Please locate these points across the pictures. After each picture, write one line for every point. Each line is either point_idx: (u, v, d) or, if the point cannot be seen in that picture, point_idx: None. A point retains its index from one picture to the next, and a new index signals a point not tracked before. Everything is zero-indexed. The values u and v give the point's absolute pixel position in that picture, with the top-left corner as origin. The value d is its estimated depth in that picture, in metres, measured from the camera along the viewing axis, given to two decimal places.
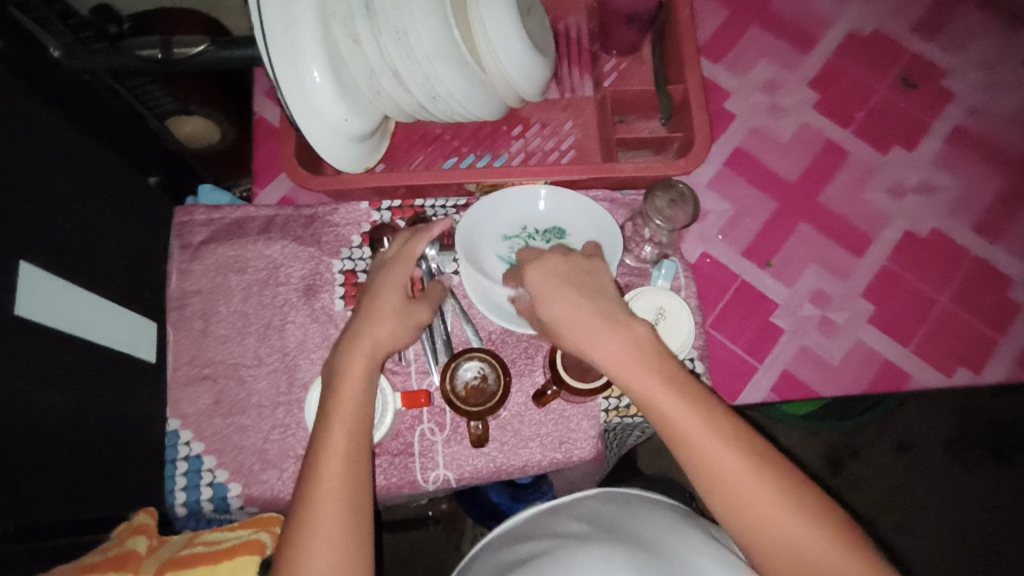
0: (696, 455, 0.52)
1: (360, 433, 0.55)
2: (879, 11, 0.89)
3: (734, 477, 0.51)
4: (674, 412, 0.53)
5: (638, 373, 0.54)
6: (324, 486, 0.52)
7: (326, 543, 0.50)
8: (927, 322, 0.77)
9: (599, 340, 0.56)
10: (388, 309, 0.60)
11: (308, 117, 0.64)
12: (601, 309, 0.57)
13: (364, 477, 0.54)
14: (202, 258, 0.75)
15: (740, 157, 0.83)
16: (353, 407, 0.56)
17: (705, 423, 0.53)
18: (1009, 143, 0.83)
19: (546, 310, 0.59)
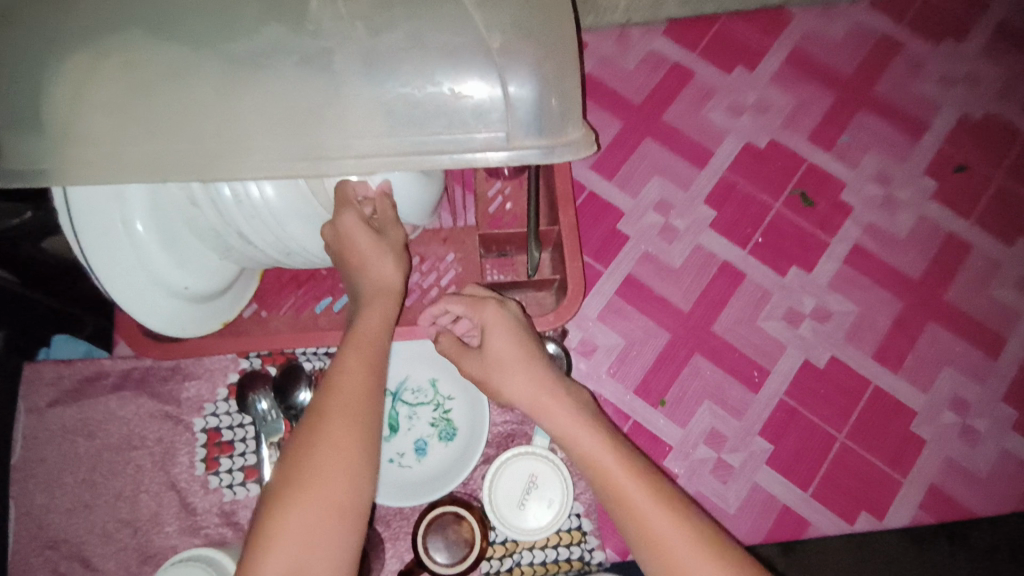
0: (621, 499, 0.53)
1: (364, 406, 0.51)
2: (775, 122, 0.86)
3: (668, 534, 0.51)
4: (608, 463, 0.55)
5: (569, 417, 0.58)
6: (322, 436, 0.49)
7: (305, 505, 0.47)
8: (826, 462, 0.73)
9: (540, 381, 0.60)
10: (371, 250, 0.60)
11: (136, 292, 0.61)
12: (537, 362, 0.61)
13: (372, 436, 0.51)
14: (48, 422, 0.70)
15: (631, 285, 0.79)
16: (360, 354, 0.55)
17: (643, 481, 0.53)
18: (908, 262, 0.80)
19: (492, 340, 0.61)
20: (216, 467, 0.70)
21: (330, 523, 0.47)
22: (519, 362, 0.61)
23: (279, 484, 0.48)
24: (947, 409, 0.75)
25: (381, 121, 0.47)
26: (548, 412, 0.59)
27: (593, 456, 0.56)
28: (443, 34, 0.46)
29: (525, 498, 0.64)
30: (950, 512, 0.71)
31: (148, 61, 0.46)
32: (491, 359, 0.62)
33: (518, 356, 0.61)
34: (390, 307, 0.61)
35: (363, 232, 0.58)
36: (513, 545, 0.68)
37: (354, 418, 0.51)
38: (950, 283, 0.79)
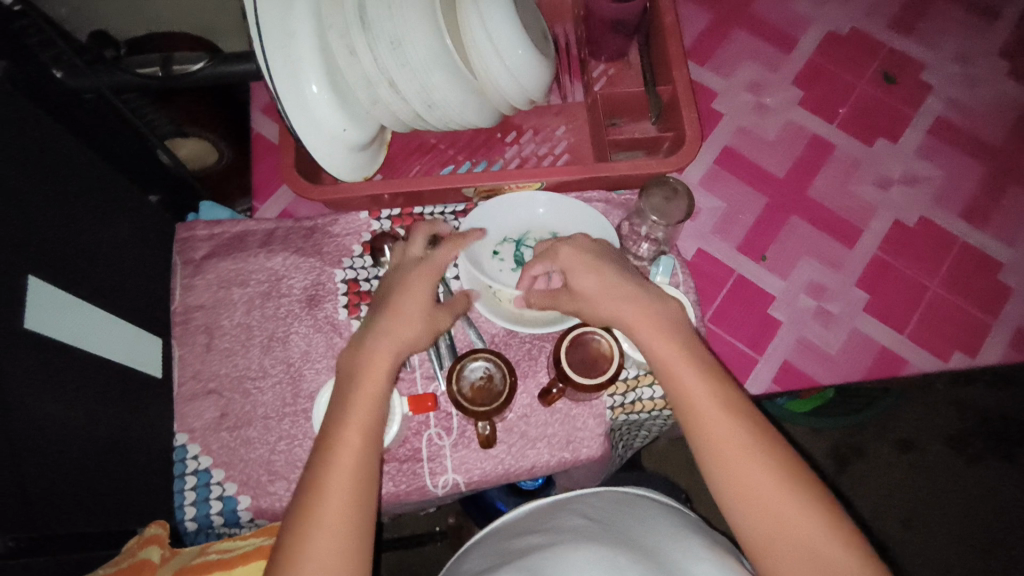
0: (704, 429, 0.58)
1: (368, 448, 0.58)
2: (856, 11, 0.92)
3: (721, 425, 0.58)
4: (694, 388, 0.60)
5: (660, 340, 0.62)
6: (337, 474, 0.56)
7: (334, 530, 0.54)
8: (920, 309, 0.79)
9: (623, 306, 0.63)
10: (407, 307, 0.64)
11: (305, 124, 0.66)
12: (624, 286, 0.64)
13: (372, 459, 0.58)
14: (204, 273, 0.76)
15: (729, 156, 0.85)
16: (371, 407, 0.60)
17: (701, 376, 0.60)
18: (988, 133, 0.85)
19: (582, 280, 0.64)
20: (358, 312, 0.76)
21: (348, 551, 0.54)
22: (607, 284, 0.64)
23: (308, 506, 0.55)
24: None
25: None
26: (646, 328, 0.62)
27: (669, 366, 0.61)
28: None
29: None
30: None
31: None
32: (584, 299, 0.65)
33: (612, 281, 0.64)
34: (401, 347, 0.63)
35: (400, 286, 0.65)
36: (635, 381, 0.74)
37: (363, 443, 0.58)
38: None
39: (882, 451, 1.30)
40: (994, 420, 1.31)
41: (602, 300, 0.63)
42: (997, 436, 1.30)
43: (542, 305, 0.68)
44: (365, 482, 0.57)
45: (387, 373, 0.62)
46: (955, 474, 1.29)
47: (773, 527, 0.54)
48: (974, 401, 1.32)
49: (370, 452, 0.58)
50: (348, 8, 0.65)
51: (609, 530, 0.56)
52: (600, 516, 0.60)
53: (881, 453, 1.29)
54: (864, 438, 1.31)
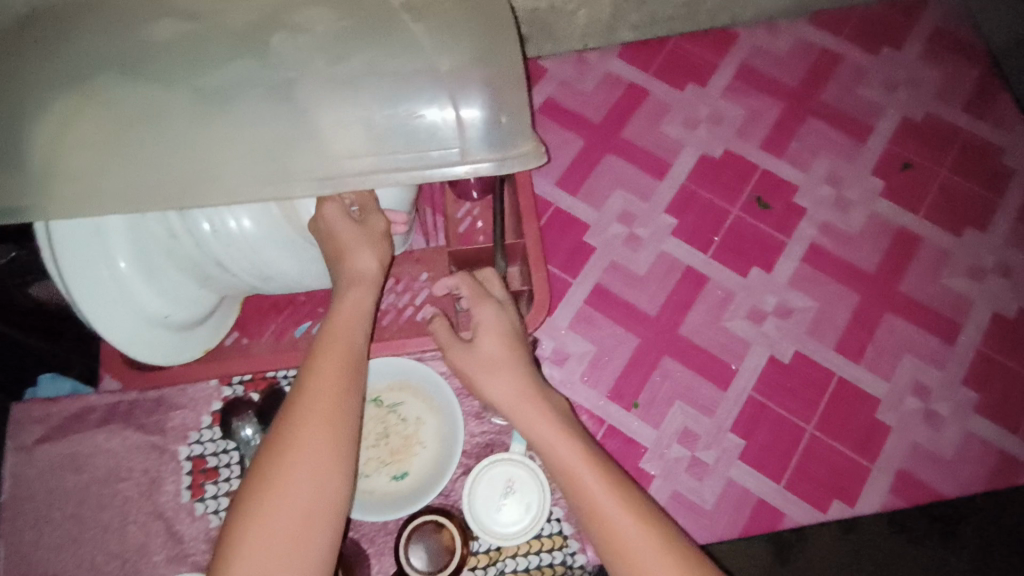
0: (607, 540, 0.53)
1: (340, 413, 0.51)
2: (728, 132, 0.91)
3: (631, 533, 0.52)
4: (600, 500, 0.54)
5: (557, 437, 0.58)
6: (296, 452, 0.48)
7: (298, 488, 0.47)
8: (797, 454, 0.75)
9: (530, 400, 0.61)
10: (354, 239, 0.58)
11: (117, 323, 0.61)
12: (517, 360, 0.63)
13: (348, 440, 0.50)
14: (37, 460, 0.72)
15: (600, 294, 0.82)
16: (341, 341, 0.55)
17: (615, 481, 0.55)
18: (862, 257, 0.84)
19: (485, 342, 0.63)
20: (202, 493, 0.72)
21: (312, 513, 0.48)
22: (493, 364, 0.63)
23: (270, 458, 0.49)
24: (909, 396, 0.78)
25: (349, 132, 0.49)
26: (537, 416, 0.60)
27: (572, 471, 0.56)
28: (402, 59, 0.50)
29: (502, 502, 0.67)
30: (919, 494, 0.74)
31: (121, 103, 0.48)
32: (478, 359, 0.63)
33: (499, 359, 0.63)
34: (368, 296, 0.59)
35: (349, 228, 0.58)
36: (497, 553, 0.69)
37: (330, 404, 0.51)
38: (904, 275, 0.83)
39: None
40: None
41: (495, 373, 0.62)
42: None
43: (442, 343, 0.66)
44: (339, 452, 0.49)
45: (357, 335, 0.56)
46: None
47: None
48: None
49: (342, 427, 0.50)
50: None
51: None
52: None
53: None
54: None
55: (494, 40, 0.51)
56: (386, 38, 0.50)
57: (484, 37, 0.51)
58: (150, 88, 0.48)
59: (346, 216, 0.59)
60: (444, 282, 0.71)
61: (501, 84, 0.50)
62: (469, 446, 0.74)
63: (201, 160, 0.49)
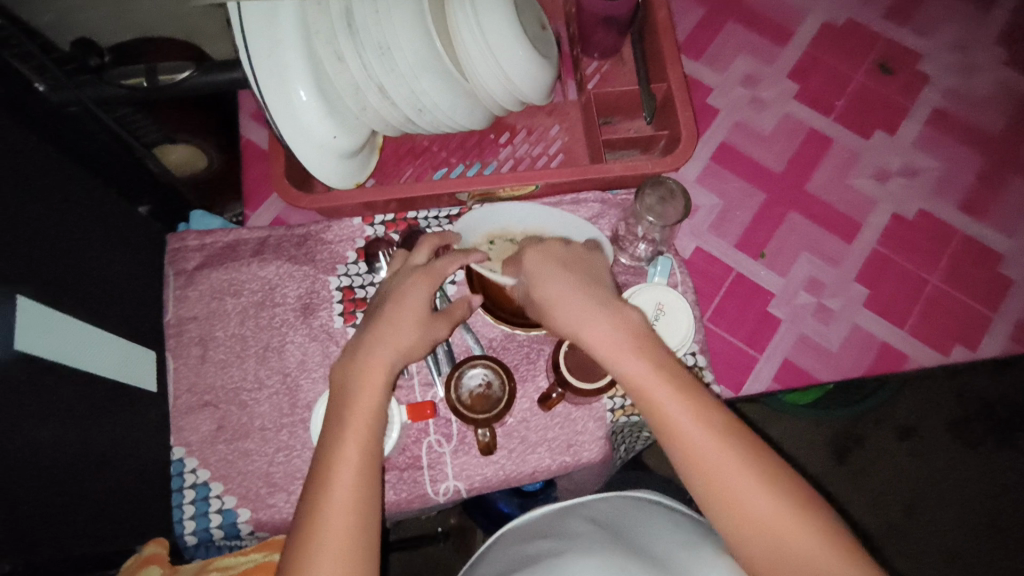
0: (697, 466, 0.50)
1: (367, 476, 0.53)
2: (851, 1, 0.90)
3: (708, 446, 0.50)
4: (687, 427, 0.51)
5: (645, 366, 0.53)
6: (330, 517, 0.50)
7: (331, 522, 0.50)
8: (919, 304, 0.78)
9: (583, 310, 0.57)
10: (402, 297, 0.60)
11: (297, 135, 0.64)
12: (583, 289, 0.58)
13: (371, 498, 0.52)
14: (197, 283, 0.75)
15: (726, 152, 0.84)
16: (366, 404, 0.56)
17: (682, 398, 0.52)
18: (987, 122, 0.84)
19: (547, 286, 0.59)
20: (354, 319, 0.75)
21: (350, 554, 0.50)
22: (566, 291, 0.58)
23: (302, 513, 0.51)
24: None
25: None
26: (600, 331, 0.55)
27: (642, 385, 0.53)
28: None
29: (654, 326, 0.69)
30: None
31: None
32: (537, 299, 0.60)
33: (567, 290, 0.58)
34: (391, 360, 0.58)
35: (416, 306, 0.60)
36: None
37: (362, 463, 0.53)
38: None
39: (880, 438, 1.30)
40: (993, 402, 1.30)
41: (556, 294, 0.58)
42: (997, 418, 1.30)
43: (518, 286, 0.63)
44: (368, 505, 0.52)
45: (379, 399, 0.56)
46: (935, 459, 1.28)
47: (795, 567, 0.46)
48: (971, 384, 1.31)
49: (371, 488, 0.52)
50: (335, 14, 0.64)
51: (615, 537, 0.56)
52: (609, 521, 0.60)
53: (877, 442, 1.29)
54: (864, 428, 1.30)
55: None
56: None
57: None
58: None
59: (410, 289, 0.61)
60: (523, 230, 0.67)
61: None
62: None
63: None
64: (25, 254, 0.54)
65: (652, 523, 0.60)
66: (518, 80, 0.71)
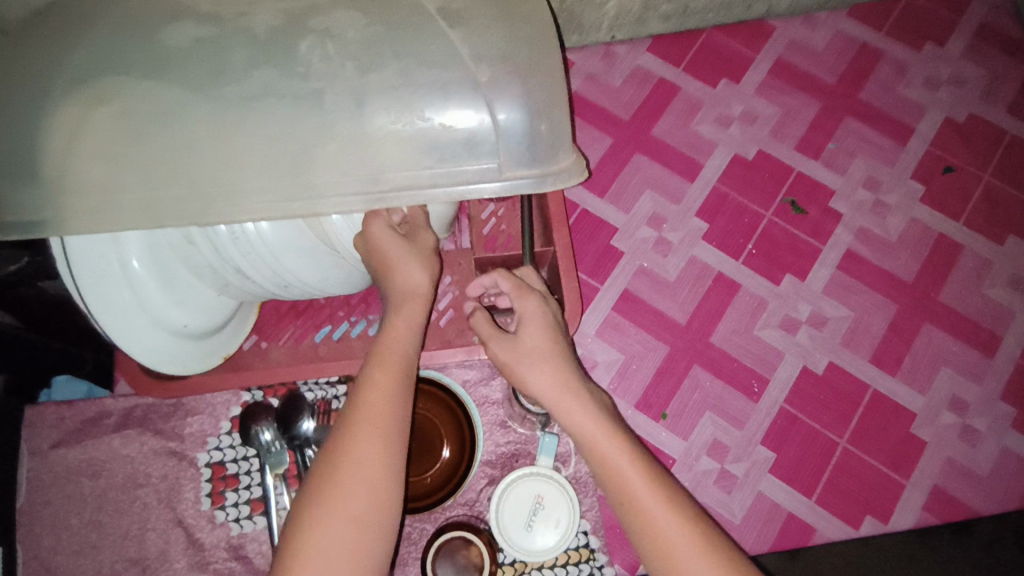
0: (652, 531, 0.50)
1: (386, 480, 0.49)
2: (763, 132, 0.87)
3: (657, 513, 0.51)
4: (640, 492, 0.52)
5: (595, 427, 0.55)
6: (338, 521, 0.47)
7: (358, 487, 0.48)
8: (829, 469, 0.74)
9: (546, 365, 0.58)
10: (401, 254, 0.56)
11: (143, 335, 0.61)
12: (562, 357, 0.59)
13: (390, 511, 0.49)
14: (52, 465, 0.70)
15: (629, 299, 0.80)
16: (383, 415, 0.51)
17: (642, 468, 0.53)
18: (900, 265, 0.81)
19: (528, 331, 0.60)
20: (222, 501, 0.70)
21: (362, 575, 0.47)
22: (543, 356, 0.59)
23: (330, 456, 0.49)
24: (945, 410, 0.76)
25: (413, 152, 0.49)
26: (574, 412, 0.56)
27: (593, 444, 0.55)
28: (433, 73, 0.48)
29: (531, 520, 0.65)
30: (953, 512, 0.72)
31: (143, 99, 0.47)
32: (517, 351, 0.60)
33: (546, 350, 0.59)
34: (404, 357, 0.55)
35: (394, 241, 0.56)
36: (523, 565, 0.68)
37: (379, 468, 0.49)
38: (943, 283, 0.80)
39: None
40: None
41: (539, 343, 0.60)
42: None
43: (484, 334, 0.62)
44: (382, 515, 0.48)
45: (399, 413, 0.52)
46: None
47: None
48: None
49: (388, 498, 0.49)
50: None
51: None
52: None
53: None
54: None
55: (536, 72, 0.50)
56: (422, 50, 0.49)
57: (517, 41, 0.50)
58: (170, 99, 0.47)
59: (392, 229, 0.57)
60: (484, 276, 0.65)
61: (542, 95, 0.50)
62: (492, 456, 0.73)
63: (226, 178, 0.48)
64: None
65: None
66: None
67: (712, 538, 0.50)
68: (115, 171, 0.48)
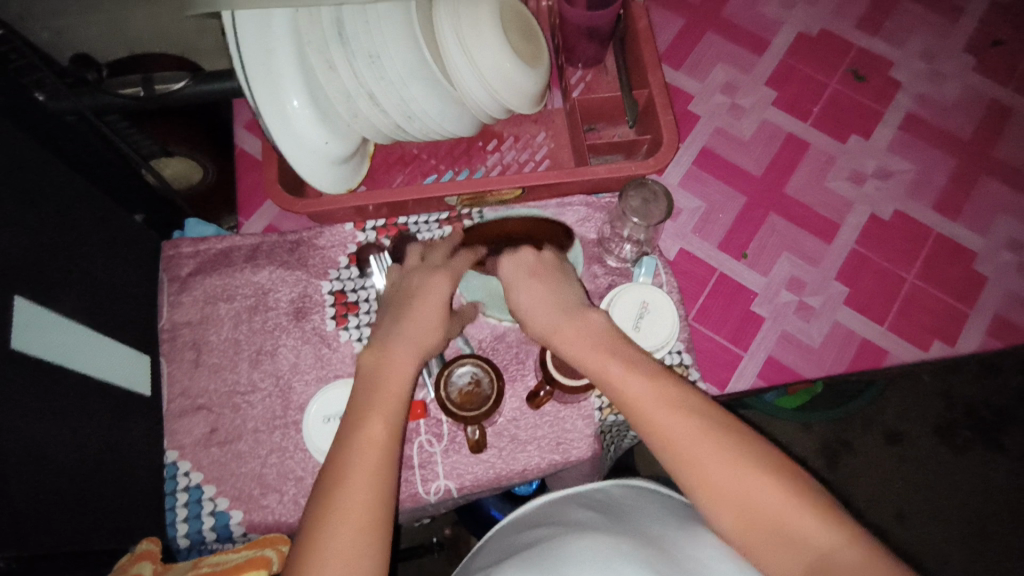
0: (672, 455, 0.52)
1: (383, 459, 0.53)
2: (825, 12, 0.94)
3: (683, 427, 0.52)
4: (639, 392, 0.55)
5: (610, 361, 0.57)
6: (342, 490, 0.51)
7: (348, 494, 0.51)
8: (898, 300, 0.80)
9: (559, 319, 0.62)
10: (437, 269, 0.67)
11: (291, 142, 0.66)
12: (570, 304, 0.63)
13: (386, 487, 0.53)
14: (191, 289, 0.77)
15: (707, 156, 0.86)
16: (387, 389, 0.58)
17: (662, 388, 0.55)
18: (957, 126, 0.88)
19: (521, 298, 0.64)
20: (346, 323, 0.77)
21: (360, 541, 0.49)
22: (553, 304, 0.63)
23: (329, 471, 0.53)
24: (1004, 250, 0.82)
25: None
26: (595, 357, 0.58)
27: (608, 376, 0.57)
28: None
29: (638, 324, 0.70)
30: (1014, 337, 0.78)
31: None
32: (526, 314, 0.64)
33: (554, 299, 0.63)
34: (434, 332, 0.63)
35: (444, 254, 0.68)
36: None
37: (379, 442, 0.54)
38: (998, 141, 0.87)
39: (869, 444, 1.33)
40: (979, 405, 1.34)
41: (538, 300, 0.64)
42: (986, 422, 1.31)
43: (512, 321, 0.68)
44: (379, 483, 0.52)
45: (400, 391, 0.58)
46: (952, 466, 1.30)
47: (783, 531, 0.47)
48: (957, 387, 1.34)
49: (382, 475, 0.53)
50: (327, 24, 0.67)
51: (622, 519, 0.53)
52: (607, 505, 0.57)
53: (866, 448, 1.32)
54: (852, 432, 1.33)
55: None
56: None
57: None
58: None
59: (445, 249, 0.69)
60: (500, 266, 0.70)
61: None
62: (593, 287, 0.78)
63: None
64: (27, 255, 0.56)
65: (637, 509, 0.57)
66: (503, 92, 0.74)
67: (737, 437, 0.52)
68: None
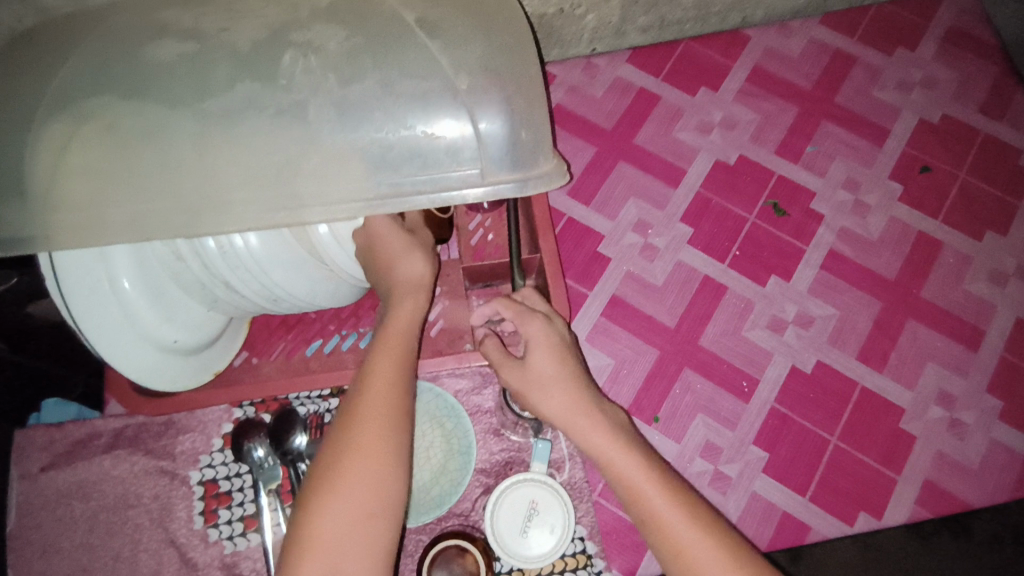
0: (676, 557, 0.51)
1: (386, 437, 0.49)
2: (742, 137, 0.89)
3: (684, 531, 0.51)
4: (653, 496, 0.53)
5: (620, 450, 0.56)
6: (337, 479, 0.47)
7: (349, 495, 0.47)
8: (821, 467, 0.74)
9: (555, 387, 0.59)
10: (400, 247, 0.59)
11: (127, 346, 0.61)
12: (573, 378, 0.60)
13: (396, 473, 0.49)
14: (42, 488, 0.69)
15: (617, 304, 0.81)
16: (398, 346, 0.54)
17: (672, 506, 0.52)
18: (882, 263, 0.82)
19: (536, 358, 0.61)
20: (215, 519, 0.70)
21: (363, 543, 0.46)
22: (552, 379, 0.60)
23: (328, 454, 0.49)
24: (934, 404, 0.76)
25: (364, 159, 0.48)
26: (600, 437, 0.57)
27: (617, 468, 0.55)
28: (414, 81, 0.48)
29: (527, 526, 0.65)
30: (946, 506, 0.73)
31: (128, 122, 0.47)
32: (532, 378, 0.61)
33: (558, 372, 0.60)
34: (409, 335, 0.56)
35: (395, 229, 0.60)
36: (520, 574, 0.68)
37: (387, 431, 0.49)
38: (925, 279, 0.82)
39: None
40: None
41: (540, 360, 0.61)
42: None
43: (496, 360, 0.64)
44: (384, 484, 0.48)
45: (394, 368, 0.53)
46: None
47: None
48: None
49: (393, 466, 0.48)
50: None
51: None
52: None
53: None
54: None
55: (519, 77, 0.50)
56: (403, 57, 0.48)
57: (496, 52, 0.50)
58: (149, 111, 0.47)
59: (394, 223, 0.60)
60: (484, 307, 0.69)
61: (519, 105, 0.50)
62: (487, 465, 0.73)
63: (210, 182, 0.48)
64: None
65: None
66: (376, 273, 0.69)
67: (739, 554, 0.50)
68: (103, 184, 0.47)
